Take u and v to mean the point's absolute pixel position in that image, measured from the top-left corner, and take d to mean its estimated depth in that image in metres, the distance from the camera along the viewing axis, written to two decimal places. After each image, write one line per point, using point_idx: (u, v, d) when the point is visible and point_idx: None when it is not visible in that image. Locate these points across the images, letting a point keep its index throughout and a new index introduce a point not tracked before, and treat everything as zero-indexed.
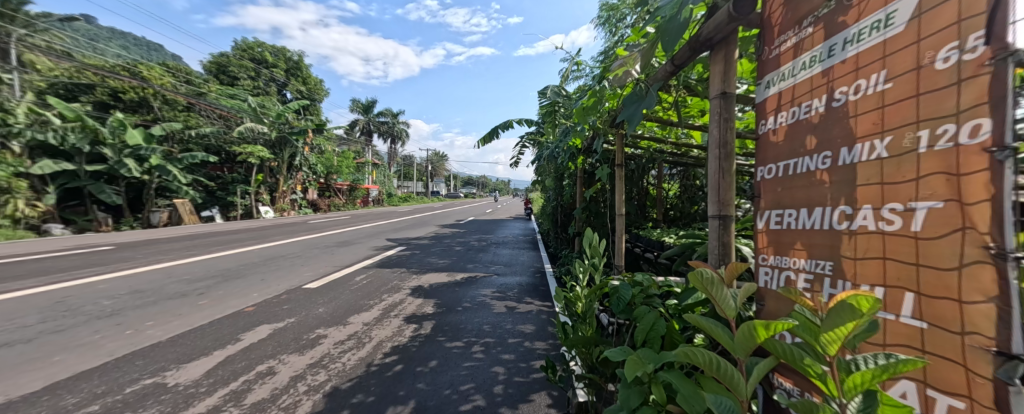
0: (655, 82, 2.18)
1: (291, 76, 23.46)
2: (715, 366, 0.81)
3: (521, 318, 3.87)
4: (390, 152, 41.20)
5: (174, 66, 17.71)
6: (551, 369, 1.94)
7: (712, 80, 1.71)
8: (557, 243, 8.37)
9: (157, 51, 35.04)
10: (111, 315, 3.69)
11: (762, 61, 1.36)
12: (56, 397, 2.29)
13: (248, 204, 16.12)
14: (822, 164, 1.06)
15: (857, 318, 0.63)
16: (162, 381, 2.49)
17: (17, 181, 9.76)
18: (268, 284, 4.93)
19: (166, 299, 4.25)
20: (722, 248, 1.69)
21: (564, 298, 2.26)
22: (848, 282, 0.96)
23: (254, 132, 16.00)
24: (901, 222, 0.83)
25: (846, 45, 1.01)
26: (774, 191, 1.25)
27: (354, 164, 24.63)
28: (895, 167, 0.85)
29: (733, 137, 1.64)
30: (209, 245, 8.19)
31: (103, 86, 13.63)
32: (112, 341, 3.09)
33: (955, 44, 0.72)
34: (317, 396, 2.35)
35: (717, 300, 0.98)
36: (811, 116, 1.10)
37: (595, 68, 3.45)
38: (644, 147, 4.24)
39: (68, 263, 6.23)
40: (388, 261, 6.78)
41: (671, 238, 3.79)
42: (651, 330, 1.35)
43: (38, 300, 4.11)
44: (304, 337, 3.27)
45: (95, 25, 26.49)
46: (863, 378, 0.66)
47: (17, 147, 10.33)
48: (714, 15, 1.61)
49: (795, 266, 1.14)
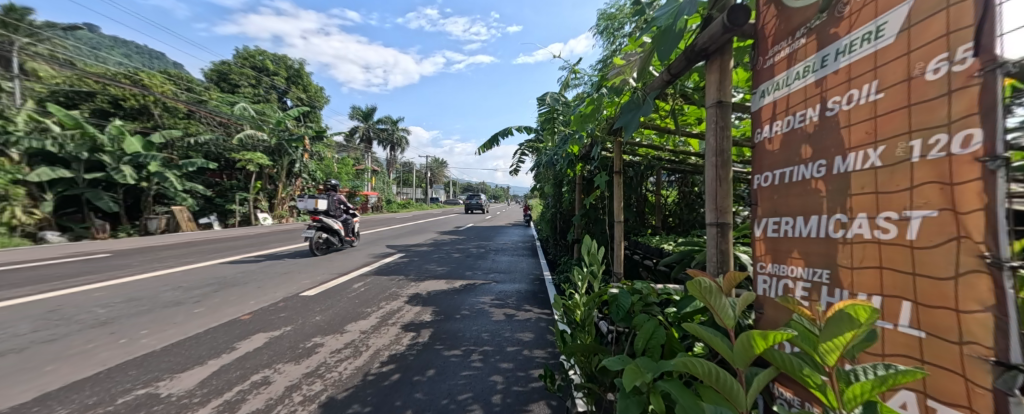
0: (652, 90, 2.19)
1: (291, 84, 23.48)
2: (715, 377, 0.80)
3: (520, 326, 3.85)
4: (389, 160, 41.69)
5: (175, 74, 17.67)
6: (551, 378, 1.92)
7: (708, 88, 1.73)
8: (557, 250, 8.33)
9: (160, 59, 35.59)
10: (104, 323, 3.66)
11: (757, 70, 1.38)
12: (47, 407, 2.26)
13: (246, 210, 16.09)
14: (817, 172, 1.06)
15: (856, 328, 0.63)
16: (156, 391, 2.46)
17: (14, 189, 9.64)
18: (265, 292, 4.90)
19: (162, 307, 4.21)
20: (720, 255, 1.69)
21: (564, 306, 2.24)
22: (846, 291, 0.96)
23: (254, 139, 16.06)
24: (896, 231, 0.83)
25: (838, 56, 1.02)
26: (772, 199, 1.25)
27: (354, 171, 24.49)
28: (889, 176, 0.86)
29: (729, 145, 1.64)
30: (206, 253, 8.13)
31: (103, 93, 13.39)
32: (107, 350, 3.06)
33: (945, 56, 0.73)
34: (312, 406, 2.32)
35: (716, 310, 0.97)
36: (805, 125, 1.12)
37: (592, 76, 3.48)
38: (642, 154, 4.29)
39: (64, 270, 6.17)
40: (387, 268, 6.77)
41: (670, 245, 3.79)
42: (651, 338, 1.34)
43: (32, 309, 4.06)
44: (300, 346, 3.24)
45: (95, 37, 26.82)
46: (862, 389, 0.66)
47: (16, 155, 10.47)
48: (709, 26, 1.63)
49: (793, 274, 1.14)
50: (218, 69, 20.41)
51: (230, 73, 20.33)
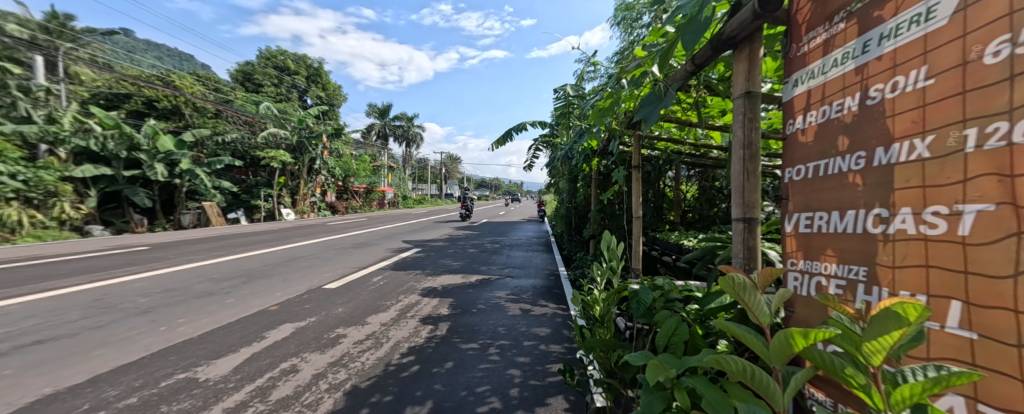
0: (674, 82, 2.14)
1: (311, 83, 23.95)
2: (749, 374, 0.76)
3: (535, 321, 3.85)
4: (406, 155, 42.36)
5: (202, 75, 18.23)
6: (570, 373, 1.90)
7: (736, 79, 1.67)
8: (571, 247, 8.29)
9: (188, 60, 37.32)
10: (145, 312, 3.86)
11: (789, 58, 1.32)
12: (98, 389, 2.40)
13: (271, 206, 16.67)
14: (855, 165, 1.01)
15: (904, 327, 0.57)
16: (194, 376, 2.58)
17: (63, 185, 10.23)
18: (290, 285, 5.05)
19: (195, 297, 4.40)
20: (747, 251, 1.63)
21: (582, 302, 2.22)
22: (885, 289, 0.91)
23: (277, 137, 16.53)
24: (946, 226, 0.78)
25: (881, 41, 0.96)
26: (803, 193, 1.20)
27: (371, 167, 24.93)
28: (938, 169, 0.81)
29: (758, 137, 1.58)
30: (235, 247, 8.43)
31: (139, 95, 14.11)
32: (148, 337, 3.23)
33: (1006, 38, 0.68)
34: (338, 393, 2.39)
35: (751, 307, 0.93)
36: (843, 115, 1.06)
37: (611, 68, 3.41)
38: (661, 148, 4.24)
39: (107, 262, 6.52)
40: (404, 262, 6.89)
41: (690, 242, 3.72)
42: (673, 335, 1.31)
43: (80, 298, 4.32)
44: (324, 336, 3.34)
45: (127, 40, 28.26)
46: (911, 391, 0.60)
47: (63, 153, 11.03)
48: (738, 13, 1.57)
49: (826, 271, 1.10)
50: (243, 70, 21.07)
51: (254, 73, 20.89)
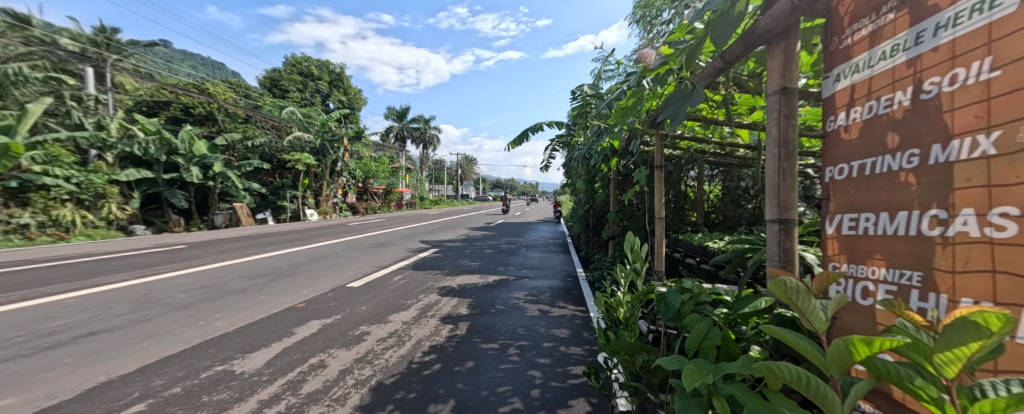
0: (702, 79, 2.08)
1: (333, 87, 24.67)
2: (806, 382, 0.73)
3: (555, 322, 3.83)
4: (425, 157, 43.02)
5: (234, 81, 19.07)
6: (595, 375, 1.87)
7: (770, 75, 1.60)
8: (590, 248, 8.20)
9: (220, 69, 39.17)
10: (184, 307, 4.07)
11: (830, 52, 1.26)
12: (145, 378, 2.54)
13: (296, 207, 17.26)
14: (907, 163, 0.95)
15: (983, 338, 0.54)
16: (231, 368, 2.70)
17: (110, 188, 10.91)
18: (316, 283, 5.21)
19: (229, 294, 4.61)
20: (783, 254, 1.56)
21: (605, 304, 2.19)
22: (943, 296, 0.86)
23: (302, 141, 17.10)
24: (1015, 228, 0.72)
25: (938, 30, 0.90)
26: (847, 193, 1.14)
27: (390, 169, 25.45)
28: (1006, 166, 0.75)
29: (794, 134, 1.51)
30: (264, 246, 8.77)
31: (177, 102, 14.91)
32: (187, 330, 3.40)
33: None
34: (364, 389, 2.44)
35: (805, 312, 0.89)
36: (893, 111, 1.01)
37: (631, 67, 3.37)
38: (684, 147, 4.16)
39: (149, 260, 6.90)
40: (424, 262, 6.99)
41: (716, 243, 3.62)
42: (705, 339, 1.28)
43: (126, 293, 4.59)
44: (349, 333, 3.43)
45: (165, 52, 29.94)
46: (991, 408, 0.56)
47: (111, 158, 11.77)
48: (773, 7, 1.51)
49: (874, 276, 1.04)
50: (270, 77, 21.91)
51: (281, 79, 21.67)
